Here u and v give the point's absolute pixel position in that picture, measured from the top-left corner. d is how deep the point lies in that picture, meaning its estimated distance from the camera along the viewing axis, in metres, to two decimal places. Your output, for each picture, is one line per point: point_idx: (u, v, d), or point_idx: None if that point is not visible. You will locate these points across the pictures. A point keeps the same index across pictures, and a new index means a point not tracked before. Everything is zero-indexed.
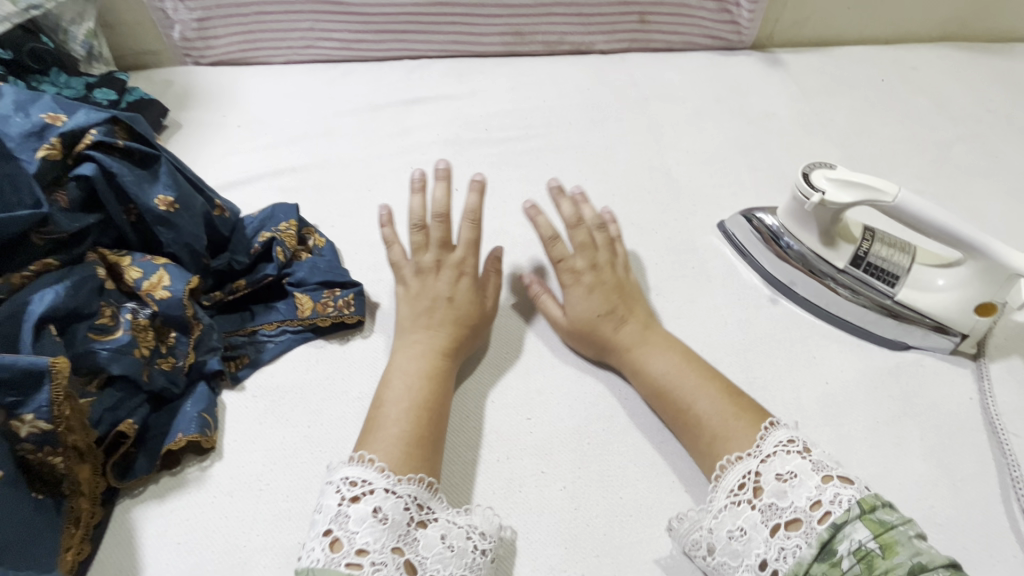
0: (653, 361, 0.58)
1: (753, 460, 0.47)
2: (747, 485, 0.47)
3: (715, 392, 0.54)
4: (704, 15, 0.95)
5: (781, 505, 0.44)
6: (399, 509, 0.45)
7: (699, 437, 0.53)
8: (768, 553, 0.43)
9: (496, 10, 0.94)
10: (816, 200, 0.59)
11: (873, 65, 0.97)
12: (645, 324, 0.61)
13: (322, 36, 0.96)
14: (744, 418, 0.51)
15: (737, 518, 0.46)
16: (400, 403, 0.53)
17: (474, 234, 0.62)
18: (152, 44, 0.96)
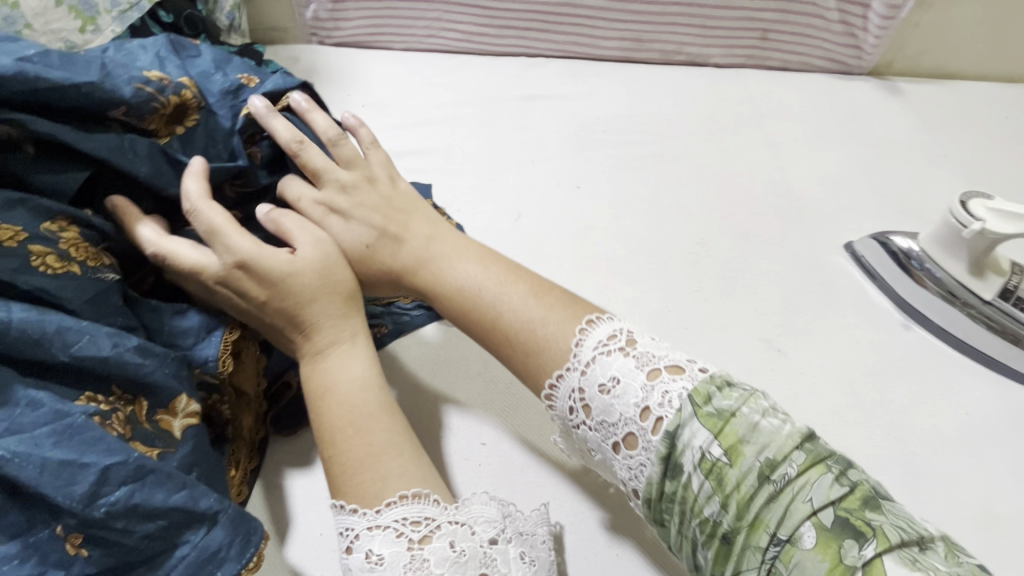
0: (450, 275, 0.53)
1: (575, 375, 0.45)
2: (576, 407, 0.45)
3: (522, 291, 0.51)
4: (828, 36, 0.95)
5: (614, 423, 0.43)
6: (388, 541, 0.41)
7: (513, 357, 0.49)
8: (631, 476, 0.43)
9: (620, 16, 0.96)
10: (976, 228, 0.59)
11: (997, 101, 0.95)
12: (427, 238, 0.55)
13: (447, 27, 0.99)
14: (552, 317, 0.48)
15: (586, 442, 0.46)
16: (337, 426, 0.46)
17: (213, 224, 0.48)
18: (285, 21, 1.00)
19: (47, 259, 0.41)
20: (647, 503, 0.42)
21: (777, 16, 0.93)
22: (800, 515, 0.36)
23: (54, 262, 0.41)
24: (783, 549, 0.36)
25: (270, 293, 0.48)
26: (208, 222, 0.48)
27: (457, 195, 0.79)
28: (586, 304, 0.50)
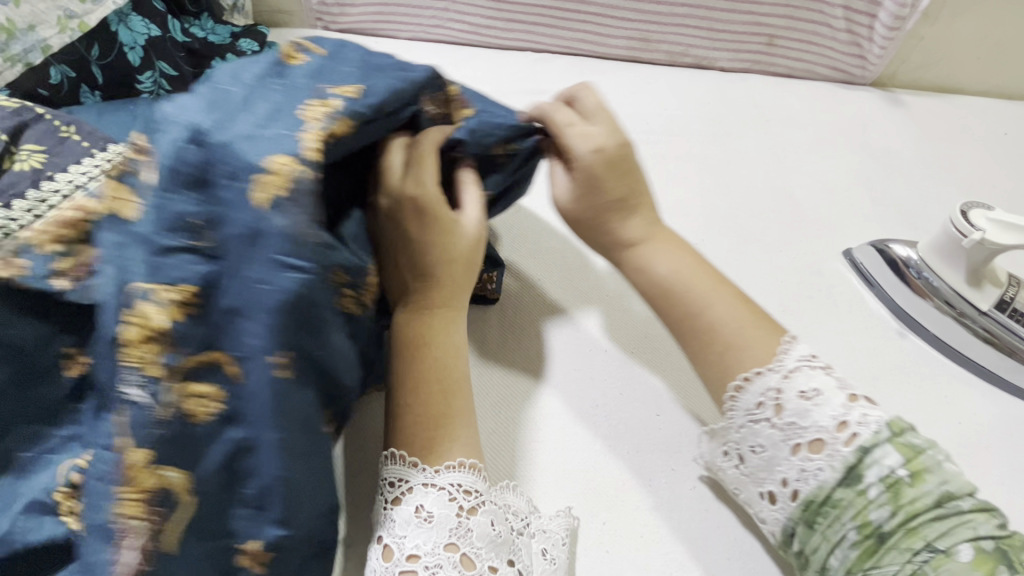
0: (658, 261, 0.56)
1: (775, 375, 0.48)
2: (765, 404, 0.47)
3: (729, 299, 0.53)
4: (833, 45, 0.95)
5: (804, 425, 0.45)
6: (442, 503, 0.44)
7: (709, 343, 0.51)
8: (789, 471, 0.45)
9: (628, 14, 0.95)
10: (976, 238, 0.59)
11: (997, 117, 0.96)
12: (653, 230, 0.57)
13: (454, 18, 0.98)
14: (760, 325, 0.51)
15: (757, 435, 0.48)
16: (426, 389, 0.48)
17: (427, 160, 0.50)
18: (289, 5, 0.99)
19: (349, 300, 0.42)
20: (804, 505, 0.44)
21: (784, 23, 0.93)
22: (963, 536, 0.38)
23: (351, 301, 0.42)
24: (935, 557, 0.38)
25: (422, 233, 0.50)
26: (421, 150, 0.50)
27: None
28: (766, 316, 0.52)
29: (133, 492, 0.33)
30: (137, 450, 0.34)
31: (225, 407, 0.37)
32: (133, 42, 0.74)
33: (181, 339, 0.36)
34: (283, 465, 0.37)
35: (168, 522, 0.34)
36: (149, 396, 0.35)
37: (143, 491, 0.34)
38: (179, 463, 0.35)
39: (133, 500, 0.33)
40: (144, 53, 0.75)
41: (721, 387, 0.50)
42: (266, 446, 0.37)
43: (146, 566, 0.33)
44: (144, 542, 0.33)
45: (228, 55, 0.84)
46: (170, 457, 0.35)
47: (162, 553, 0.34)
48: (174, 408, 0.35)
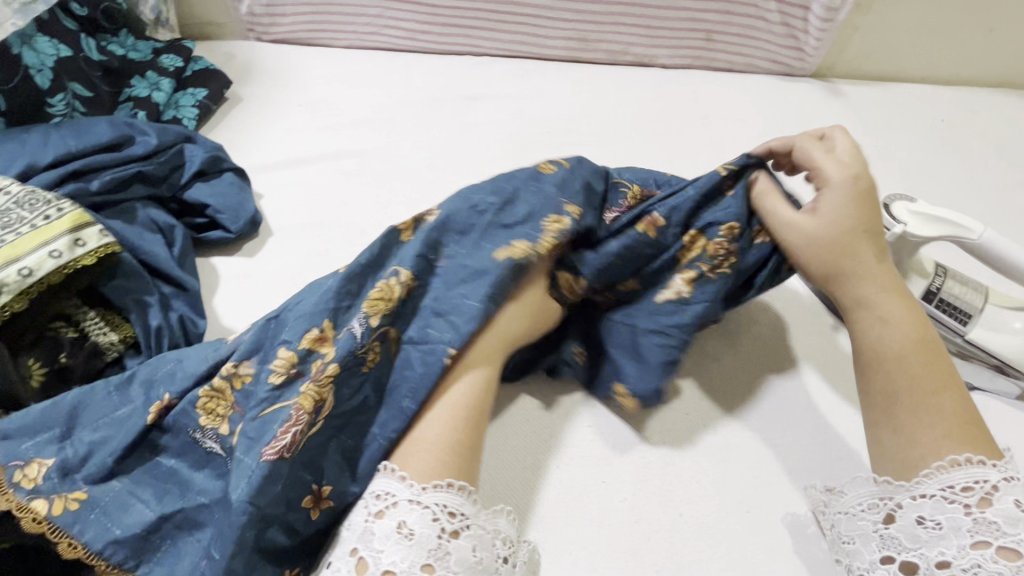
0: (882, 331, 0.50)
1: (995, 471, 0.42)
2: (973, 490, 0.42)
3: (950, 409, 0.46)
4: (771, 38, 0.95)
5: (1007, 530, 0.40)
6: (424, 521, 0.41)
7: (897, 414, 0.47)
8: (955, 556, 0.40)
9: (564, 15, 0.94)
10: (897, 231, 0.58)
11: (934, 104, 0.96)
12: (876, 316, 0.50)
13: (389, 24, 0.96)
14: (967, 444, 0.44)
15: (939, 511, 0.42)
16: (437, 421, 0.46)
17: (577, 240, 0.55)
18: (218, 16, 0.96)
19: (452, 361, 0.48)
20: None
21: (720, 18, 0.93)
22: None
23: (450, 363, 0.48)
24: None
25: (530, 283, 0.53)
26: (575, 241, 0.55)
27: (394, 197, 0.76)
28: (987, 435, 0.45)
29: (313, 392, 0.45)
30: (330, 364, 0.45)
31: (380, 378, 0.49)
32: (40, 63, 0.71)
33: (393, 313, 0.48)
34: (399, 432, 0.47)
35: (309, 430, 0.45)
36: (356, 335, 0.46)
37: (319, 397, 0.45)
38: (339, 392, 0.46)
39: (309, 399, 0.44)
40: (54, 75, 0.72)
41: (911, 458, 0.45)
42: (397, 413, 0.47)
43: (286, 454, 0.43)
44: (301, 433, 0.44)
45: (148, 72, 0.81)
46: (340, 381, 0.46)
47: (298, 448, 0.44)
48: (365, 349, 0.47)
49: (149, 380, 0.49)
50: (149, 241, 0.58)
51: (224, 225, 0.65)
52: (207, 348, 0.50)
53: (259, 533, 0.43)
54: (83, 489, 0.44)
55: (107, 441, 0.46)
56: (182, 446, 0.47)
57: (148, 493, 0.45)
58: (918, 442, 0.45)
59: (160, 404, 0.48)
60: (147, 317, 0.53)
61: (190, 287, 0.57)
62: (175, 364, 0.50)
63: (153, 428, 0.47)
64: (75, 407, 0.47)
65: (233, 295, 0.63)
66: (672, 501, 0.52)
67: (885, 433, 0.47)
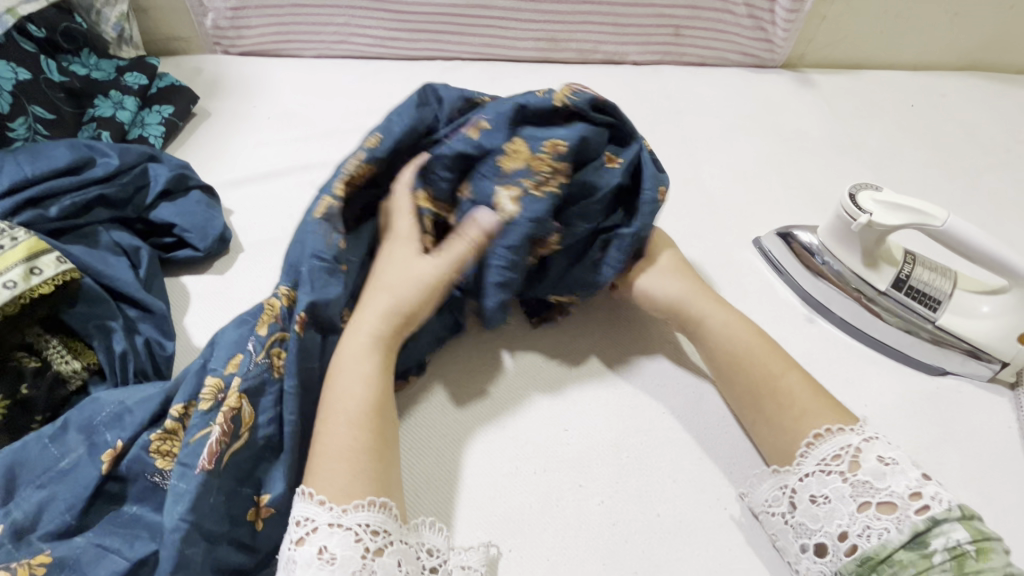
0: (722, 334, 0.56)
1: (855, 435, 0.47)
2: (842, 457, 0.47)
3: (800, 386, 0.52)
4: (739, 31, 0.95)
5: (877, 485, 0.45)
6: (346, 542, 0.41)
7: (775, 413, 0.52)
8: (849, 525, 0.44)
9: (532, 16, 0.93)
10: (863, 221, 0.59)
11: (904, 90, 0.97)
12: (709, 325, 0.57)
13: (356, 32, 0.95)
14: (823, 413, 0.50)
15: (824, 485, 0.47)
16: (344, 437, 0.46)
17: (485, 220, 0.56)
18: (184, 31, 0.95)
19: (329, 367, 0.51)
20: (859, 560, 0.43)
21: (687, 13, 0.93)
22: None
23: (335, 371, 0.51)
24: None
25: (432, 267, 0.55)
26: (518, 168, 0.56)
27: None
28: (835, 401, 0.51)
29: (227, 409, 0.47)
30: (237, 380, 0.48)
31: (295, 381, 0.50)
32: None
33: (281, 318, 0.52)
34: (296, 416, 0.49)
35: (234, 441, 0.47)
36: (252, 350, 0.50)
37: (233, 408, 0.47)
38: (255, 402, 0.49)
39: (223, 412, 0.47)
40: (14, 99, 0.72)
41: (790, 445, 0.50)
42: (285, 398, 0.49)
43: (212, 465, 0.45)
44: (222, 442, 0.46)
45: (112, 91, 0.80)
46: (251, 393, 0.49)
47: (224, 458, 0.46)
48: (265, 358, 0.50)
49: (88, 425, 0.49)
50: (114, 265, 0.58)
51: (192, 244, 0.65)
52: (148, 387, 0.52)
53: (214, 549, 0.45)
54: (48, 551, 0.44)
55: (58, 495, 0.46)
56: (141, 489, 0.48)
57: (118, 542, 0.45)
58: (789, 440, 0.50)
59: (110, 452, 0.48)
60: (110, 342, 0.54)
61: (157, 310, 0.57)
62: (118, 406, 0.50)
63: (110, 477, 0.48)
64: (13, 463, 0.47)
65: (205, 315, 0.63)
66: (650, 501, 0.52)
67: (774, 433, 0.51)
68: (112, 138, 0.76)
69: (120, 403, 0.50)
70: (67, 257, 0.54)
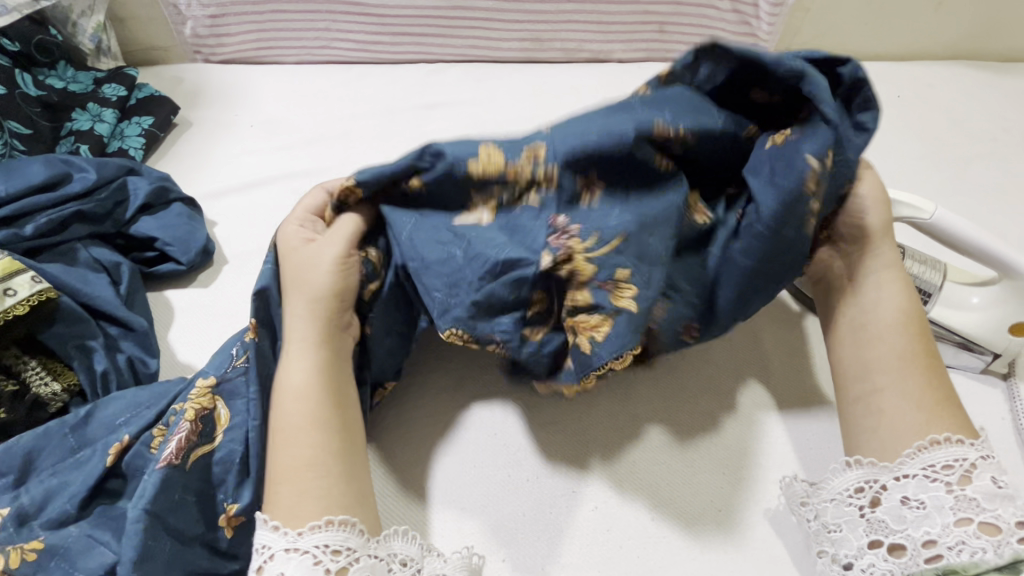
0: (876, 300, 0.51)
1: (972, 450, 0.43)
2: (954, 469, 0.43)
3: (919, 385, 0.47)
4: (724, 26, 0.94)
5: (984, 505, 0.41)
6: (303, 567, 0.39)
7: (885, 395, 0.47)
8: (940, 535, 0.41)
9: (516, 16, 0.93)
10: None
11: (890, 81, 0.97)
12: (863, 293, 0.51)
13: (338, 37, 0.93)
14: (936, 423, 0.45)
15: (923, 491, 0.43)
16: (293, 453, 0.44)
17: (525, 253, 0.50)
18: (163, 40, 0.94)
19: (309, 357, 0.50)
20: (940, 569, 0.40)
21: (671, 9, 0.92)
22: None
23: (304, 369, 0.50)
24: None
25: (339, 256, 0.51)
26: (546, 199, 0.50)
27: None
28: (961, 412, 0.46)
29: (196, 407, 0.48)
30: (211, 378, 0.49)
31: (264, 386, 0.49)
32: None
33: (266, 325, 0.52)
34: (258, 421, 0.48)
35: (203, 442, 0.47)
36: (235, 354, 0.51)
37: (204, 407, 0.48)
38: (229, 404, 0.49)
39: (193, 409, 0.47)
40: None
41: (922, 427, 0.45)
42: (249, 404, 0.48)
43: (177, 460, 0.45)
44: (188, 440, 0.46)
45: (89, 103, 0.78)
46: (223, 393, 0.49)
47: (190, 455, 0.46)
48: (243, 362, 0.50)
49: (109, 423, 0.49)
50: (93, 284, 0.57)
51: (174, 257, 0.64)
52: (165, 387, 0.51)
53: (182, 551, 0.44)
54: (40, 537, 0.43)
55: (66, 486, 0.46)
56: (137, 486, 0.46)
57: (107, 534, 0.43)
58: (908, 425, 0.45)
59: (119, 445, 0.46)
60: (91, 362, 0.53)
61: (137, 326, 0.56)
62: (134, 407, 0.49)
63: (112, 472, 0.46)
64: (31, 450, 0.47)
65: (189, 329, 0.62)
66: (645, 506, 0.52)
67: (866, 409, 0.48)
68: (90, 151, 0.75)
69: (141, 404, 0.49)
70: (42, 277, 0.54)
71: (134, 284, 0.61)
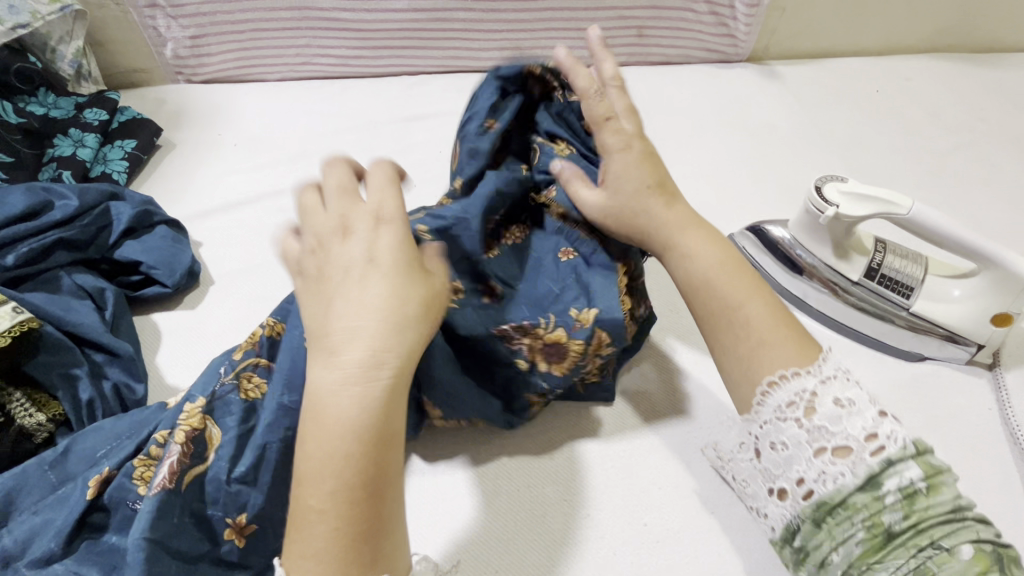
0: (691, 257, 0.50)
1: (813, 378, 0.42)
2: (799, 403, 0.41)
3: (760, 328, 0.45)
4: (701, 28, 0.95)
5: (833, 429, 0.39)
6: None
7: (740, 351, 0.45)
8: (806, 471, 0.40)
9: (495, 26, 0.93)
10: (831, 213, 0.58)
11: (868, 76, 0.98)
12: (683, 254, 0.51)
13: (319, 53, 0.94)
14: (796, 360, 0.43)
15: (781, 433, 0.41)
16: (316, 519, 0.38)
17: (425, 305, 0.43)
18: (144, 62, 0.94)
19: None
20: (816, 504, 0.39)
21: (649, 13, 0.93)
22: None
23: None
24: (942, 556, 0.35)
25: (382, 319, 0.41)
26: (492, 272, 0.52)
27: None
28: (803, 333, 0.45)
29: (186, 428, 0.46)
30: (199, 399, 0.47)
31: (257, 404, 0.48)
32: None
33: (261, 345, 0.51)
34: (288, 432, 0.46)
35: (197, 463, 0.46)
36: (222, 372, 0.49)
37: (194, 428, 0.46)
38: (220, 422, 0.47)
39: (183, 431, 0.46)
40: None
41: (744, 380, 0.45)
42: (276, 413, 0.46)
43: (172, 484, 0.44)
44: (181, 462, 0.45)
45: (71, 129, 0.78)
46: (214, 413, 0.47)
47: (184, 479, 0.45)
48: (232, 379, 0.48)
49: (91, 454, 0.49)
50: (75, 311, 0.57)
51: (160, 280, 0.64)
52: (143, 415, 0.51)
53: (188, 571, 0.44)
54: None
55: (51, 522, 0.45)
56: (121, 520, 0.45)
57: (93, 570, 0.44)
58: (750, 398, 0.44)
59: (98, 477, 0.46)
60: (76, 391, 0.53)
61: (122, 352, 0.56)
62: (117, 438, 0.49)
63: (94, 508, 0.46)
64: (11, 490, 0.46)
65: (177, 352, 0.62)
66: (636, 511, 0.52)
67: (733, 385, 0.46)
68: (73, 176, 0.75)
69: (121, 436, 0.49)
70: (23, 306, 0.53)
71: (119, 308, 0.61)
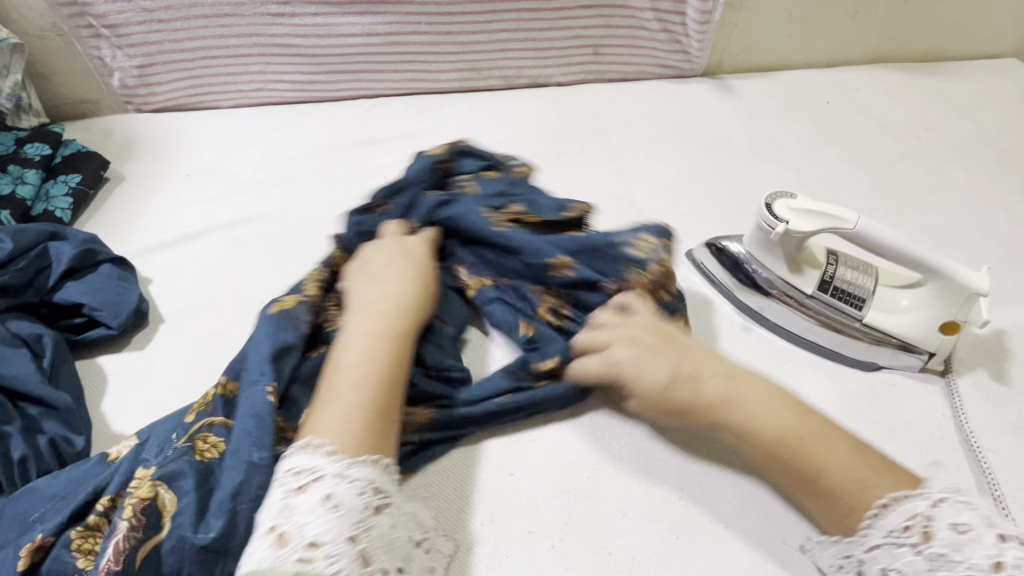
0: (761, 422, 0.49)
1: (923, 501, 0.43)
2: (913, 528, 0.42)
3: (839, 445, 0.47)
4: (655, 45, 0.97)
5: (955, 558, 0.40)
6: (351, 494, 0.41)
7: (830, 498, 0.46)
8: None
9: (451, 47, 0.93)
10: (780, 229, 0.60)
11: (818, 87, 1.00)
12: (737, 431, 0.50)
13: (274, 78, 0.93)
14: (872, 479, 0.45)
15: (894, 559, 0.43)
16: (347, 396, 0.46)
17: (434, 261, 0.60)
18: (91, 92, 0.92)
19: None
20: None
21: (603, 32, 0.94)
22: None
23: None
24: None
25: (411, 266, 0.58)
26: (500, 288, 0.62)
27: (291, 261, 0.73)
28: (894, 461, 0.47)
29: (136, 500, 0.44)
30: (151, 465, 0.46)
31: (215, 465, 0.47)
32: None
33: (215, 405, 0.50)
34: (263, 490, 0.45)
35: (152, 533, 0.44)
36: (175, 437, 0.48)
37: (144, 498, 0.44)
38: (174, 487, 0.45)
39: (132, 504, 0.44)
40: None
41: (839, 509, 0.46)
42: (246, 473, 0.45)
43: (118, 565, 0.42)
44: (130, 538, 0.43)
45: (10, 166, 0.76)
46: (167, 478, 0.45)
47: (137, 556, 0.43)
48: (186, 442, 0.47)
49: (21, 522, 0.46)
50: (9, 361, 0.55)
51: (104, 322, 0.61)
52: (81, 477, 0.49)
53: None
54: None
55: None
56: None
57: None
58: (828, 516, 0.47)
59: (30, 546, 0.44)
60: (8, 449, 0.50)
61: (60, 404, 0.54)
62: (52, 501, 0.47)
63: None
64: None
65: (124, 397, 0.59)
66: (602, 541, 0.50)
67: (822, 502, 0.47)
68: (12, 216, 0.72)
69: (57, 498, 0.47)
70: None
71: (58, 356, 0.58)
